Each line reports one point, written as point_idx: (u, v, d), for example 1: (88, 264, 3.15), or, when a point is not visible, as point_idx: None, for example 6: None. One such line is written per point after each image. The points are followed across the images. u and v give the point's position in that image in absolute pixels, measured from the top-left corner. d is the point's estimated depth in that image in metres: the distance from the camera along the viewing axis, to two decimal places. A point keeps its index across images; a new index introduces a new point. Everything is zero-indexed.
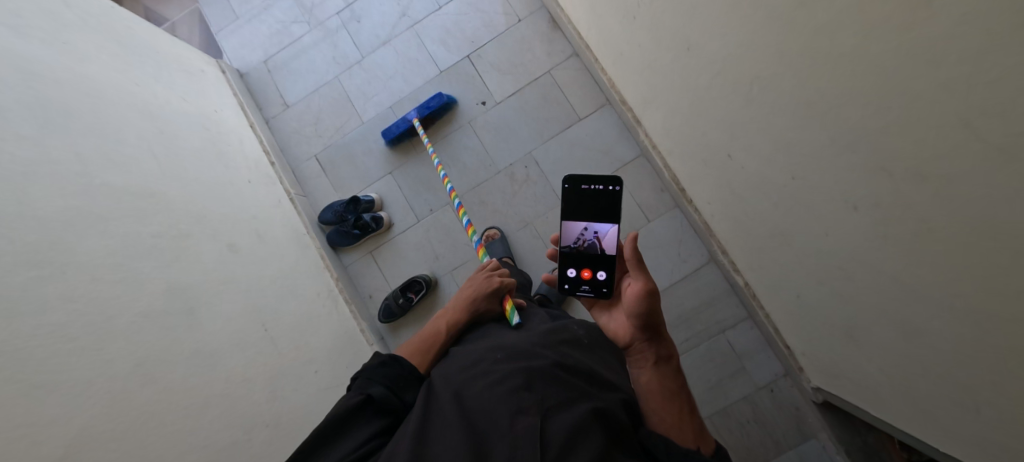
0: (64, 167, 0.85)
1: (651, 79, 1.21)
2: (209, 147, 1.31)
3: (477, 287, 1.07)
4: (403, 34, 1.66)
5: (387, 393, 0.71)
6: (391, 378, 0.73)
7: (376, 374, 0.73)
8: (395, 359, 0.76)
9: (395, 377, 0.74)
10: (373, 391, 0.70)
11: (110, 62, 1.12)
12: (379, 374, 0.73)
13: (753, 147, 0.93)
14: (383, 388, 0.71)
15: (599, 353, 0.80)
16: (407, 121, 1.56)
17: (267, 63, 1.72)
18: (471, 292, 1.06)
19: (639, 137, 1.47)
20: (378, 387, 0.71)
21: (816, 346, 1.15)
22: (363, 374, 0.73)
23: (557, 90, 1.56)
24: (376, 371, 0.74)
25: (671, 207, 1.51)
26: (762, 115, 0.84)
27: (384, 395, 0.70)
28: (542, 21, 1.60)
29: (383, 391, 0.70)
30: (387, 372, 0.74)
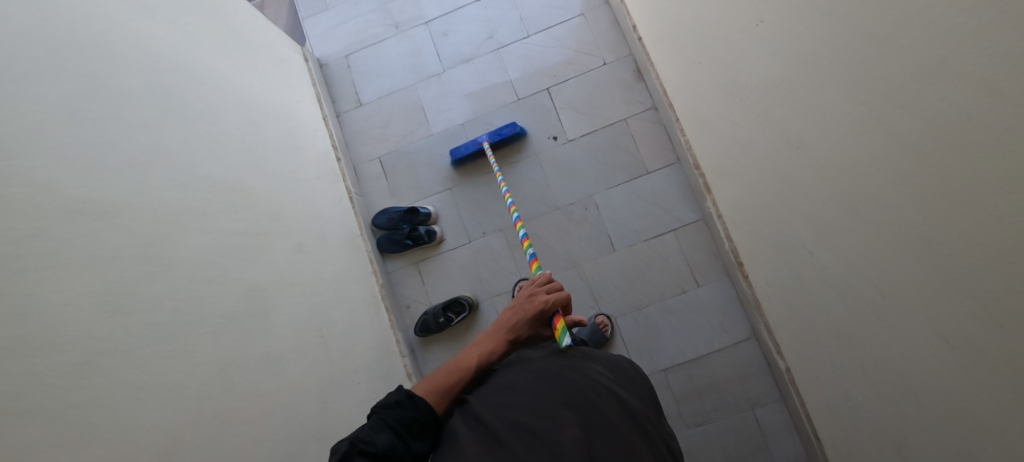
0: (175, 157, 0.86)
1: (736, 156, 1.22)
2: (288, 140, 1.32)
3: (520, 312, 0.94)
4: (486, 56, 1.67)
5: (392, 442, 0.68)
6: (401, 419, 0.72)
7: (387, 418, 0.72)
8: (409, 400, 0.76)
9: (405, 419, 0.72)
10: (379, 439, 0.68)
11: (218, 47, 1.14)
12: (388, 415, 0.72)
13: (841, 253, 0.94)
14: (387, 437, 0.68)
15: (629, 379, 0.76)
16: (477, 144, 1.57)
17: (347, 58, 1.73)
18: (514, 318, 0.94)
19: (704, 203, 1.48)
20: (385, 434, 0.69)
21: (854, 450, 1.15)
22: (374, 415, 0.72)
23: (629, 140, 1.58)
24: (386, 414, 0.72)
25: (722, 276, 1.51)
26: (863, 230, 0.85)
27: (392, 444, 0.68)
28: (626, 68, 1.60)
29: (388, 439, 0.68)
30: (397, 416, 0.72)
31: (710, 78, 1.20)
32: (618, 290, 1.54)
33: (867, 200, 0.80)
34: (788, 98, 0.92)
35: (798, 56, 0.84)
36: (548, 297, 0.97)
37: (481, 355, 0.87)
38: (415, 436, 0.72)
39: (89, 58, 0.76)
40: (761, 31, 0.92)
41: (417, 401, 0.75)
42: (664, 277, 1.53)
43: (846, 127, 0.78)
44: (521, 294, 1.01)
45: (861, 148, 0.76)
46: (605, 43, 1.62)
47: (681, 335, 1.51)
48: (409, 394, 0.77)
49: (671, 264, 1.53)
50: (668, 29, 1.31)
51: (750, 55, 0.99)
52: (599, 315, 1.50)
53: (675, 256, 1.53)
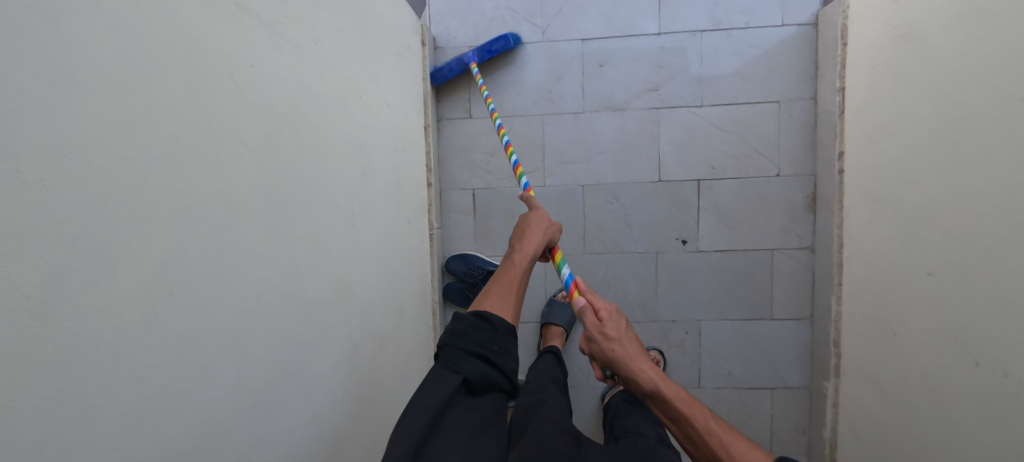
0: (279, 294, 0.60)
1: (913, 393, 1.01)
2: (392, 182, 1.02)
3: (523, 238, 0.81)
4: (640, 111, 1.32)
5: (479, 368, 0.65)
6: (482, 338, 0.67)
7: (466, 341, 0.67)
8: (484, 320, 0.68)
9: (488, 342, 0.67)
10: (470, 368, 0.65)
11: (344, 63, 0.81)
12: (462, 342, 0.67)
13: None
14: (474, 366, 0.65)
15: None
16: (461, 64, 1.29)
17: (470, 51, 1.34)
18: (536, 238, 0.81)
19: (822, 379, 1.29)
20: (469, 364, 0.65)
21: None
22: (447, 344, 0.68)
23: (765, 274, 1.33)
24: (462, 340, 0.67)
25: (801, 452, 1.37)
26: None
27: (482, 371, 0.65)
28: (799, 189, 1.31)
29: (478, 367, 0.65)
30: (478, 337, 0.67)
31: (937, 301, 0.94)
32: None
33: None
34: None
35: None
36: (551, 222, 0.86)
37: (525, 269, 0.77)
38: (503, 355, 0.67)
39: (192, 172, 0.46)
40: None
41: (495, 319, 0.68)
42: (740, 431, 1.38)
43: None
44: (541, 216, 0.86)
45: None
46: (787, 150, 1.30)
47: None
48: (481, 315, 0.69)
49: (753, 422, 1.37)
50: (900, 202, 1.02)
51: None
52: (654, 350, 1.34)
53: (761, 415, 1.37)
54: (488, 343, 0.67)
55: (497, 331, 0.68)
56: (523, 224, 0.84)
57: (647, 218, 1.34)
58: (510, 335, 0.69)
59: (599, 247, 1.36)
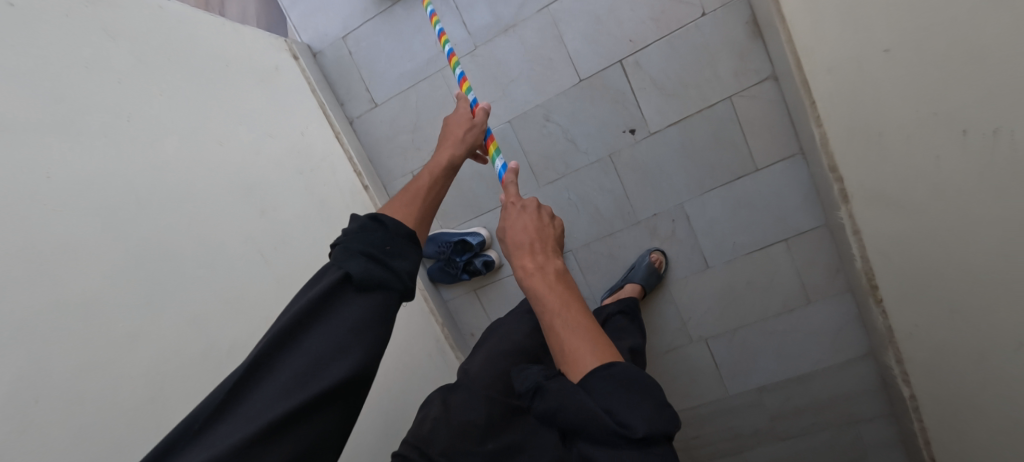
0: (189, 353, 0.65)
1: (917, 191, 0.87)
2: (311, 203, 1.05)
3: (467, 135, 0.76)
4: (532, 20, 1.21)
5: (366, 269, 0.45)
6: (394, 247, 0.49)
7: (364, 244, 0.48)
8: (379, 222, 0.51)
9: (381, 243, 0.49)
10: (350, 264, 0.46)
11: (186, 119, 0.82)
12: (360, 238, 0.48)
13: None
14: (362, 263, 0.46)
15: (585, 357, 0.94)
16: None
17: (347, 40, 1.29)
18: (461, 139, 0.75)
19: (834, 212, 1.16)
20: (358, 258, 0.46)
21: None
22: (338, 243, 0.48)
23: (734, 128, 1.19)
24: (368, 238, 0.48)
25: (843, 293, 1.26)
26: None
27: (374, 275, 0.46)
28: (737, 19, 1.13)
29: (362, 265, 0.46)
30: (367, 238, 0.48)
31: (902, 78, 0.79)
32: (711, 311, 1.34)
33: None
34: None
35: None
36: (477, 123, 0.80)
37: (444, 167, 0.67)
38: (399, 258, 0.49)
39: (31, 290, 0.51)
40: None
41: (388, 220, 0.51)
42: (769, 294, 1.30)
43: None
44: (459, 116, 0.80)
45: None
46: None
47: (783, 354, 1.34)
48: (376, 216, 0.51)
49: (778, 281, 1.28)
50: None
51: (1021, 94, 0.59)
52: (655, 251, 1.28)
53: (785, 272, 1.27)
54: (396, 241, 0.50)
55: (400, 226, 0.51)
56: (444, 124, 0.80)
57: (587, 127, 1.24)
58: (407, 235, 0.52)
59: (552, 175, 1.29)
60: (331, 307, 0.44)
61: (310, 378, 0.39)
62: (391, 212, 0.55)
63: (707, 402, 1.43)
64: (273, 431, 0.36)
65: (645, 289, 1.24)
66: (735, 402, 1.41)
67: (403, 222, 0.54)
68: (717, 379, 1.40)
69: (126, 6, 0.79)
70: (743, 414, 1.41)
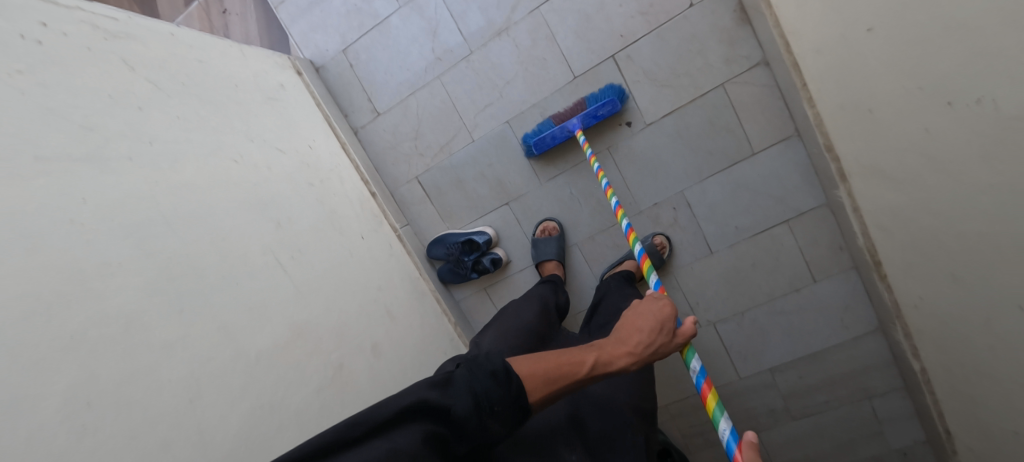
0: (220, 359, 0.70)
1: (910, 164, 0.89)
2: (322, 213, 1.09)
3: (645, 319, 0.66)
4: (524, 22, 1.24)
5: (468, 421, 0.47)
6: (506, 411, 0.49)
7: (479, 392, 0.47)
8: (507, 378, 0.49)
9: (495, 398, 0.48)
10: (459, 397, 0.47)
11: (202, 140, 0.86)
12: (479, 377, 0.48)
13: None
14: (468, 409, 0.47)
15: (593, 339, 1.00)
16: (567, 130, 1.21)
17: (347, 54, 1.34)
18: (646, 322, 0.66)
19: (832, 190, 1.17)
20: (465, 394, 0.47)
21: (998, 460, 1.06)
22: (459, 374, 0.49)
23: (728, 113, 1.21)
24: (482, 387, 0.48)
25: (848, 269, 1.27)
26: None
27: (467, 418, 0.46)
28: (724, 7, 1.15)
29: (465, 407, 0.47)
30: (491, 395, 0.48)
31: (886, 55, 0.81)
32: (717, 295, 1.36)
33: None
34: None
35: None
36: (676, 338, 0.66)
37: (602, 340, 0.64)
38: (495, 418, 0.48)
39: (72, 302, 0.56)
40: None
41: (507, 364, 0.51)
42: (774, 275, 1.31)
43: None
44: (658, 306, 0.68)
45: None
46: None
47: (792, 333, 1.36)
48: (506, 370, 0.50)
49: (783, 262, 1.30)
50: None
51: (1001, 62, 0.61)
52: (659, 235, 1.30)
53: (789, 252, 1.29)
54: (509, 404, 0.48)
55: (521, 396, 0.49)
56: (632, 305, 0.71)
57: None
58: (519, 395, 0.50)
59: (553, 171, 1.33)
60: (420, 414, 0.46)
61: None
62: (521, 367, 0.54)
63: (721, 385, 1.45)
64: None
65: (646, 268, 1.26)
66: (748, 383, 1.42)
67: (528, 382, 0.52)
68: (728, 362, 1.42)
69: (140, 37, 0.84)
70: (757, 395, 1.43)
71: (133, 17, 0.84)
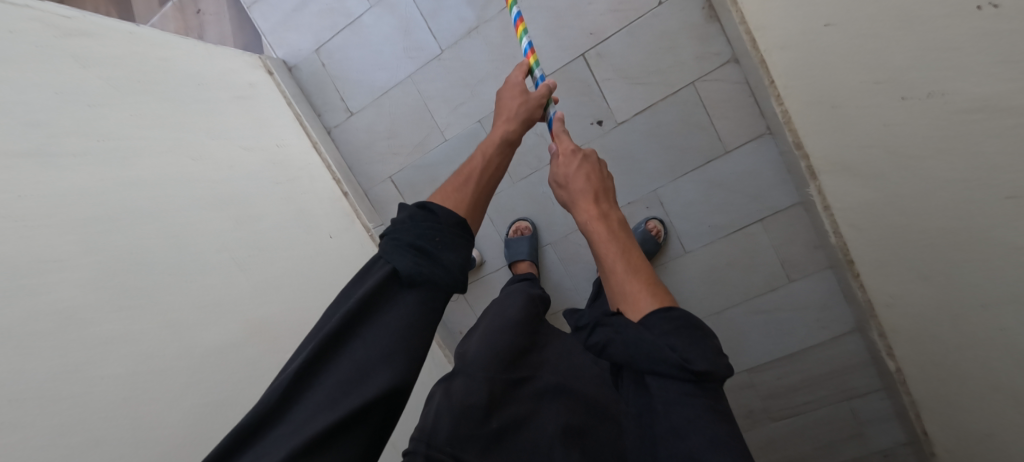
0: (163, 357, 0.69)
1: (872, 161, 0.87)
2: (288, 211, 1.09)
3: (511, 106, 0.75)
4: (494, 20, 1.24)
5: (415, 266, 0.45)
6: (449, 242, 0.48)
7: (412, 236, 0.47)
8: (426, 212, 0.50)
9: (429, 233, 0.48)
10: (395, 258, 0.46)
11: (159, 137, 0.86)
12: (410, 230, 0.48)
13: None
14: (409, 260, 0.46)
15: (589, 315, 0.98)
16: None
17: (319, 53, 1.34)
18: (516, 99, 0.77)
19: (802, 189, 1.15)
20: (403, 253, 0.46)
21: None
22: (384, 238, 0.49)
23: (699, 112, 1.20)
24: (410, 233, 0.48)
25: (824, 269, 1.25)
26: None
27: (421, 271, 0.45)
28: (694, 4, 1.14)
29: (408, 262, 0.45)
30: (417, 230, 0.48)
31: None
32: (693, 294, 1.35)
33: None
34: None
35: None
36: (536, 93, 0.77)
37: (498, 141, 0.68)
38: (447, 251, 0.48)
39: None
40: None
41: (436, 207, 0.51)
42: (749, 275, 1.30)
43: None
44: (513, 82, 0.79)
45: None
46: None
47: (769, 333, 1.34)
48: (422, 206, 0.51)
49: (758, 261, 1.28)
50: None
51: None
52: (652, 220, 1.28)
53: (765, 251, 1.27)
54: (447, 233, 0.49)
55: (446, 213, 0.51)
56: (496, 94, 0.79)
57: None
58: (455, 227, 0.50)
59: (526, 170, 1.32)
60: (381, 303, 0.44)
61: (355, 386, 0.38)
62: (439, 199, 0.55)
63: None
64: (338, 430, 0.36)
65: None
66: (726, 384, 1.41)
67: (452, 208, 0.53)
68: None
69: (96, 34, 0.84)
70: (735, 397, 1.41)
71: (88, 15, 0.84)
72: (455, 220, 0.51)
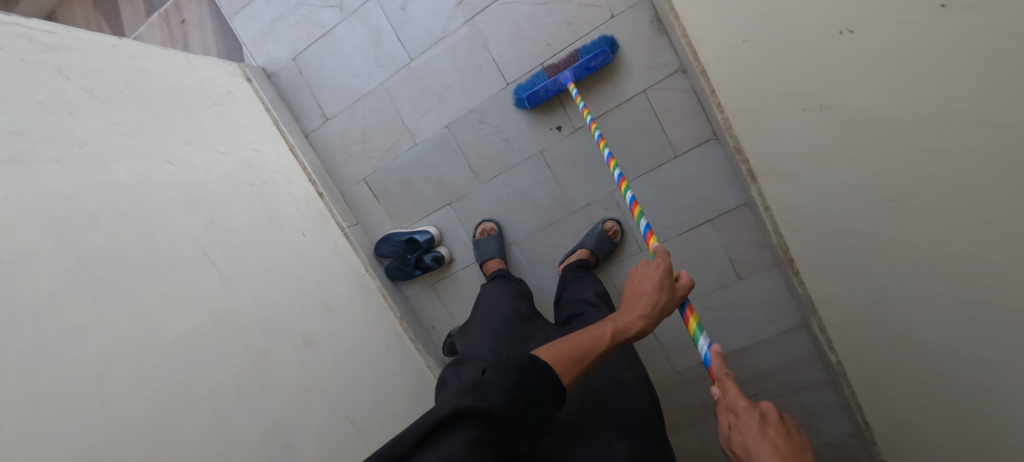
0: (133, 340, 0.77)
1: (791, 165, 0.95)
2: (262, 211, 1.17)
3: (644, 273, 0.78)
4: (459, 31, 1.31)
5: (509, 411, 0.56)
6: (540, 395, 0.59)
7: (511, 383, 0.58)
8: (536, 366, 0.61)
9: (524, 385, 0.58)
10: (496, 397, 0.56)
11: (136, 142, 0.94)
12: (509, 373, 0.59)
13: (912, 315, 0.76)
14: (505, 403, 0.56)
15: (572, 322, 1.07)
16: (558, 85, 1.22)
17: (296, 61, 1.42)
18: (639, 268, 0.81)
19: (747, 191, 1.22)
20: (504, 396, 0.56)
21: (903, 447, 1.11)
22: (492, 370, 0.59)
23: (651, 118, 1.28)
24: (513, 377, 0.58)
25: (771, 267, 1.32)
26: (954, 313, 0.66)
27: (507, 411, 0.56)
28: (644, 17, 1.22)
29: (504, 402, 0.56)
30: (517, 380, 0.58)
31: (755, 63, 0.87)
32: None
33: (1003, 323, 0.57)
34: (877, 142, 0.64)
35: (917, 108, 0.54)
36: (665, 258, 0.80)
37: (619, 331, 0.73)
38: (536, 398, 0.59)
39: None
40: (845, 47, 0.62)
41: (546, 369, 0.61)
42: (702, 272, 1.37)
43: (984, 216, 0.53)
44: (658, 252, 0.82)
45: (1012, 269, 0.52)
46: None
47: (722, 328, 1.41)
48: (536, 360, 0.62)
49: (710, 259, 1.35)
50: None
51: (827, 69, 0.67)
52: (608, 220, 1.33)
53: (716, 250, 1.34)
54: (543, 388, 0.59)
55: (553, 379, 0.61)
56: (637, 271, 0.80)
57: (516, 126, 1.34)
58: (556, 389, 0.61)
59: (491, 173, 1.39)
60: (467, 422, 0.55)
61: None
62: (548, 358, 0.65)
63: (658, 379, 1.50)
64: None
65: (597, 254, 1.29)
66: (684, 377, 1.48)
67: (557, 368, 0.64)
68: (664, 356, 1.47)
69: (78, 48, 0.92)
70: (692, 390, 1.48)
71: (71, 31, 0.92)
72: (552, 378, 0.61)
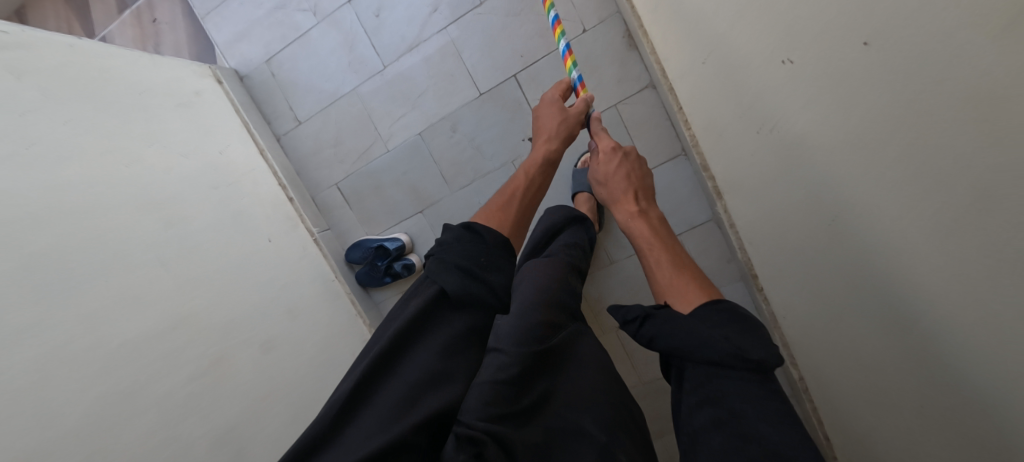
0: (77, 345, 0.75)
1: (749, 184, 0.96)
2: (225, 214, 1.15)
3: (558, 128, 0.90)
4: (433, 40, 1.32)
5: (462, 285, 0.68)
6: (488, 259, 0.72)
7: (459, 259, 0.70)
8: (473, 233, 0.75)
9: (477, 256, 0.72)
10: (446, 279, 0.68)
11: (93, 144, 0.92)
12: (456, 254, 0.71)
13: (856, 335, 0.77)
14: (456, 280, 0.68)
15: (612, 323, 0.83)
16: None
17: (269, 64, 1.41)
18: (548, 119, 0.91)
19: (713, 206, 1.24)
20: (455, 278, 0.68)
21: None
22: (434, 258, 0.71)
23: (622, 131, 1.29)
24: (457, 271, 0.69)
25: (736, 281, 1.34)
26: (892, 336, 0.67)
27: (467, 288, 0.68)
28: (615, 32, 1.23)
29: (456, 281, 0.68)
30: (462, 254, 0.71)
31: (713, 83, 0.89)
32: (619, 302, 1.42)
33: (927, 346, 0.58)
34: (817, 167, 0.66)
35: (849, 136, 0.55)
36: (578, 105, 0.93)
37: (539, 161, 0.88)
38: (488, 270, 0.71)
39: None
40: (787, 74, 0.63)
41: (481, 230, 0.75)
42: None
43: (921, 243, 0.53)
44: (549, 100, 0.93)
45: (934, 295, 0.53)
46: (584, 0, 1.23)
47: None
48: (470, 228, 0.75)
49: None
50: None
51: (772, 93, 0.68)
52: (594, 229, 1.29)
53: None
54: (489, 255, 0.72)
55: (491, 239, 0.74)
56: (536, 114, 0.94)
57: (488, 136, 1.35)
58: (497, 246, 0.74)
59: (463, 181, 1.39)
60: (436, 315, 0.66)
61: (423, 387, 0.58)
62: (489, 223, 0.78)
63: None
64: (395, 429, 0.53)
65: None
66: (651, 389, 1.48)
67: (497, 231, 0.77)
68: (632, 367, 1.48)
69: (35, 48, 0.90)
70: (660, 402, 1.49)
71: (29, 30, 0.90)
72: (490, 238, 0.74)
